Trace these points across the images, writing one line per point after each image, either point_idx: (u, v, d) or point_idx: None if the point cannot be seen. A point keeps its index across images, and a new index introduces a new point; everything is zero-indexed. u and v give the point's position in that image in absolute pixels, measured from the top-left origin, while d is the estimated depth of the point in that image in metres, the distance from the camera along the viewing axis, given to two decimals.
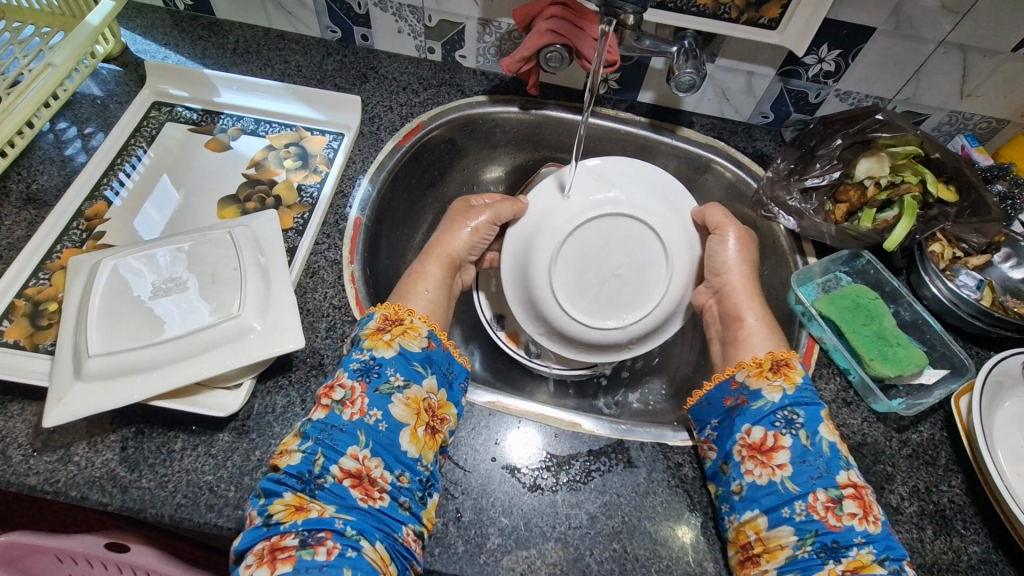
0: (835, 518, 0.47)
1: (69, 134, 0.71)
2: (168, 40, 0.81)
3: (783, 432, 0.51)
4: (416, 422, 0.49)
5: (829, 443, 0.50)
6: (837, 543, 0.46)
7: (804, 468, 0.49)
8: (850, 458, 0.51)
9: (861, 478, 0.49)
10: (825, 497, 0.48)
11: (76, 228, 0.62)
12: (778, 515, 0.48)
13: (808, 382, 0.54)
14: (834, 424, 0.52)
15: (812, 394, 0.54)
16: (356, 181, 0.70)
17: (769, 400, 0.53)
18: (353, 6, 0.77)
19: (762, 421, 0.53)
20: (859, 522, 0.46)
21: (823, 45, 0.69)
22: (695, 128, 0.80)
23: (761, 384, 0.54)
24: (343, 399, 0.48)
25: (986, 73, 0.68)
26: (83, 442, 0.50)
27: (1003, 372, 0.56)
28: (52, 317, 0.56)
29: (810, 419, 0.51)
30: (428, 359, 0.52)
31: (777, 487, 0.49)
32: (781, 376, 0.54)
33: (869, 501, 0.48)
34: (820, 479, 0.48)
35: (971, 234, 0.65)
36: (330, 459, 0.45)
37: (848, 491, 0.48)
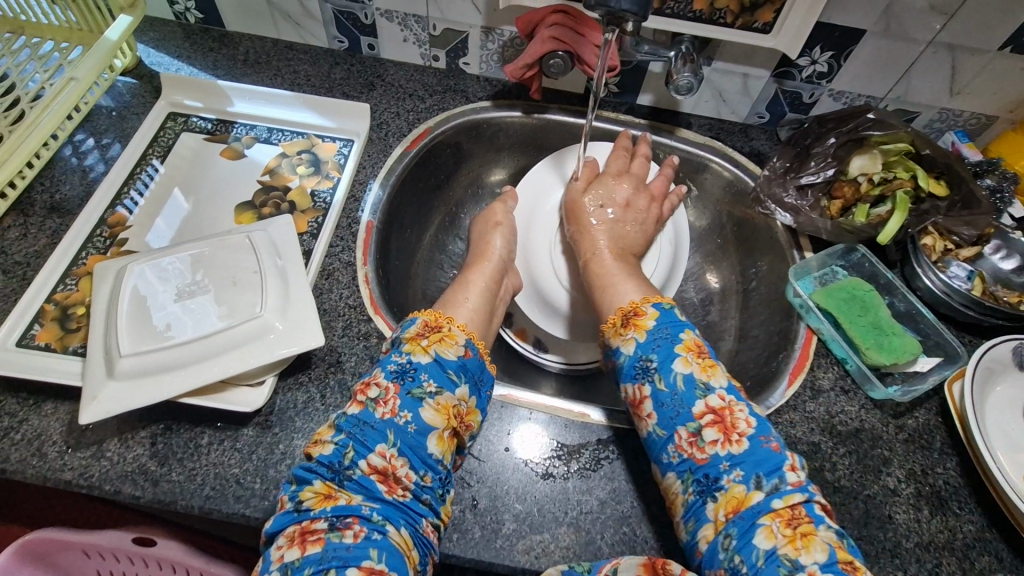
0: (699, 450, 0.48)
1: (88, 145, 0.73)
2: (180, 53, 0.83)
3: (643, 382, 0.53)
4: (444, 426, 0.50)
5: (683, 378, 0.51)
6: (708, 477, 0.47)
7: (664, 412, 0.51)
8: (714, 378, 0.51)
9: (726, 397, 0.50)
10: (687, 433, 0.49)
11: (100, 235, 0.65)
12: (663, 464, 0.50)
13: (661, 325, 0.55)
14: (693, 353, 0.53)
15: (668, 331, 0.54)
16: (367, 186, 0.72)
17: (627, 354, 0.55)
18: (360, 16, 0.80)
19: (627, 375, 0.54)
20: (723, 447, 0.48)
21: (816, 47, 0.71)
22: (693, 129, 0.83)
23: (618, 342, 0.57)
24: (377, 398, 0.49)
25: (974, 71, 0.70)
26: (115, 438, 0.52)
27: (994, 358, 0.59)
28: (81, 320, 0.58)
29: (662, 360, 0.52)
30: (462, 368, 0.53)
31: (654, 436, 0.51)
32: (631, 328, 0.56)
33: (732, 422, 0.49)
34: (678, 417, 0.50)
35: (962, 227, 0.67)
36: (360, 454, 0.47)
37: (706, 420, 0.49)
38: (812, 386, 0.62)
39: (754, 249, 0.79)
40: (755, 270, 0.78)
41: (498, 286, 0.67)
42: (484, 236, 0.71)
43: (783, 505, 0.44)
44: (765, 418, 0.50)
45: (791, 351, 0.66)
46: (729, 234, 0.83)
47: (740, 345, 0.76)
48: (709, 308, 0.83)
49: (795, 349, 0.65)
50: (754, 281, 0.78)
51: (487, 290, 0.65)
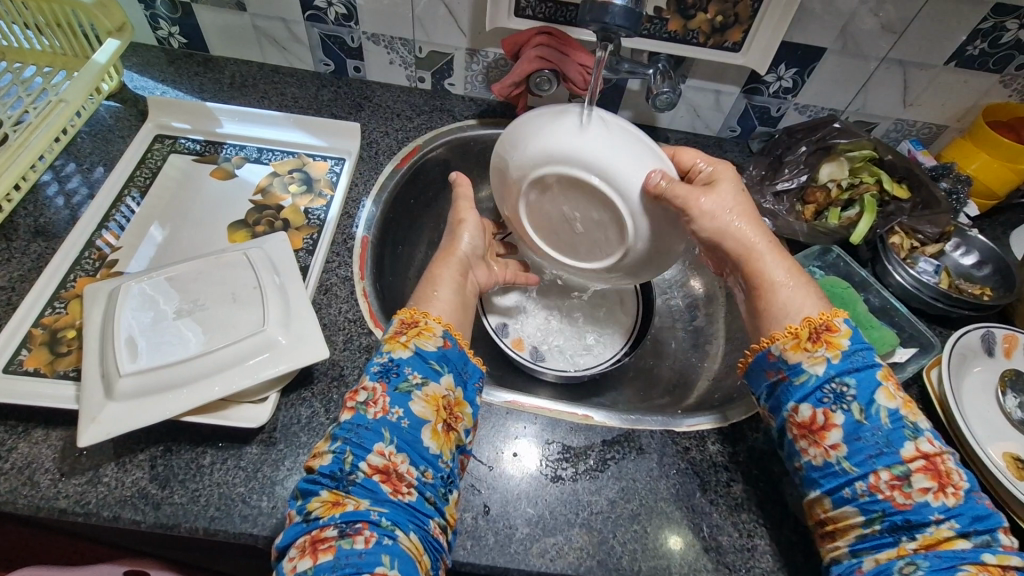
0: (904, 495, 0.46)
1: (69, 170, 0.72)
2: (164, 77, 0.84)
3: (832, 409, 0.50)
4: (436, 419, 0.50)
5: (889, 413, 0.48)
6: (909, 521, 0.45)
7: (859, 446, 0.48)
8: (920, 420, 0.49)
9: (935, 444, 0.48)
10: (889, 475, 0.47)
11: (88, 258, 0.64)
12: (839, 497, 0.48)
13: (857, 345, 0.51)
14: (892, 386, 0.50)
15: (863, 356, 0.51)
16: (360, 203, 0.73)
17: (812, 373, 0.51)
18: (347, 40, 0.82)
19: (808, 398, 0.51)
20: (933, 498, 0.45)
21: (782, 64, 0.77)
22: (671, 143, 0.87)
23: (799, 356, 0.52)
24: (366, 399, 0.49)
25: (924, 84, 0.77)
26: (112, 462, 0.51)
27: (966, 346, 0.62)
28: (71, 344, 0.56)
29: (862, 390, 0.49)
30: (443, 358, 0.54)
31: (835, 467, 0.49)
32: (822, 345, 0.51)
33: (945, 471, 0.46)
34: (880, 457, 0.47)
35: (925, 225, 0.72)
36: (359, 456, 0.46)
37: (918, 463, 0.46)
38: None
39: None
40: None
41: (465, 279, 0.64)
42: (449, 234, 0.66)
43: (995, 561, 0.43)
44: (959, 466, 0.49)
45: None
46: None
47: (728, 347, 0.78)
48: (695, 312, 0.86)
49: None
50: None
51: (456, 279, 0.62)
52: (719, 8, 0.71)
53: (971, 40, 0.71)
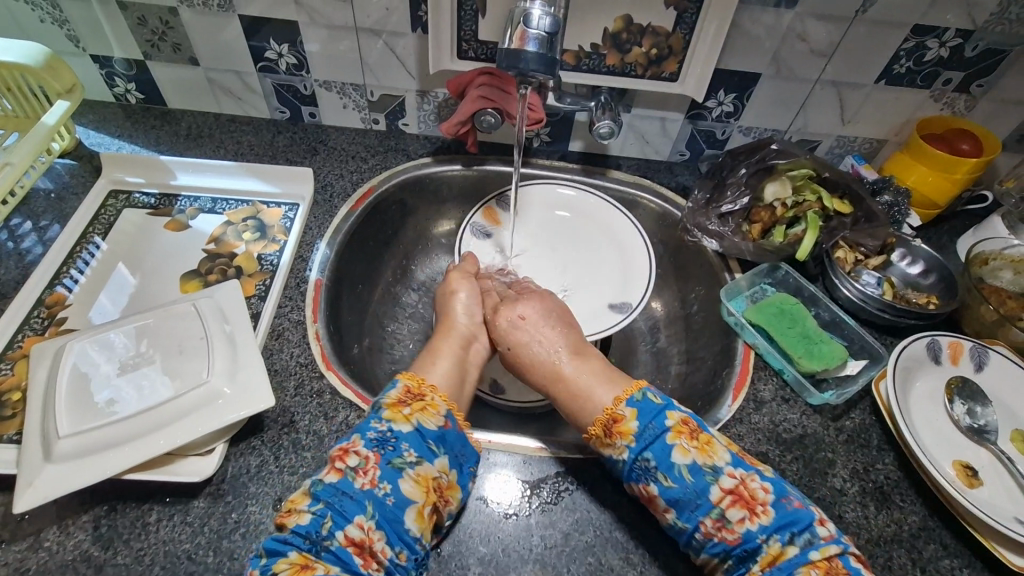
0: (730, 532, 0.47)
1: (24, 229, 0.73)
2: (121, 132, 0.85)
3: (647, 482, 0.50)
4: (425, 501, 0.48)
5: (687, 470, 0.49)
6: (746, 552, 0.47)
7: (682, 507, 0.49)
8: (718, 457, 0.50)
9: (736, 472, 0.49)
10: (711, 519, 0.48)
11: (37, 317, 0.64)
12: (696, 548, 0.49)
13: (647, 420, 0.52)
14: (687, 438, 0.50)
15: (654, 427, 0.51)
16: (314, 246, 0.74)
17: (622, 461, 0.52)
18: (300, 88, 0.84)
19: (630, 479, 0.52)
20: (751, 522, 0.47)
21: (720, 90, 0.79)
22: (623, 170, 0.89)
23: (609, 451, 0.53)
24: (357, 467, 0.48)
25: (859, 102, 0.80)
26: (54, 526, 0.50)
27: (911, 356, 0.63)
28: (16, 406, 0.56)
29: (660, 458, 0.50)
30: (443, 439, 0.52)
31: (677, 528, 0.50)
32: (617, 436, 0.52)
33: (750, 495, 0.48)
34: (698, 509, 0.48)
35: (866, 239, 0.75)
36: (337, 524, 0.45)
37: (727, 501, 0.47)
38: (755, 399, 0.65)
39: (691, 275, 0.83)
40: (694, 295, 0.83)
41: None
42: (450, 301, 0.69)
43: (819, 556, 0.45)
44: (777, 477, 0.50)
45: (733, 366, 0.69)
46: (666, 263, 0.88)
47: (688, 368, 0.79)
48: (657, 334, 0.86)
49: (735, 365, 0.69)
50: (694, 305, 0.82)
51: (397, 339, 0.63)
52: (653, 41, 0.73)
53: (896, 59, 0.74)
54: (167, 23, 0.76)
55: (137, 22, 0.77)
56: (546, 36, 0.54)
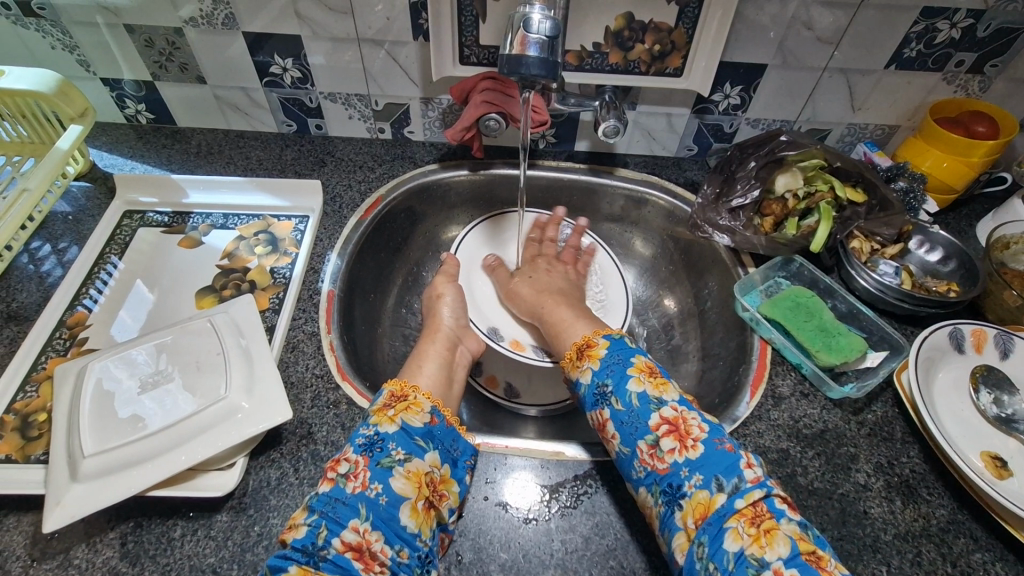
0: (661, 460, 0.50)
1: (44, 252, 0.74)
2: (134, 152, 0.87)
3: (602, 407, 0.55)
4: (417, 496, 0.49)
5: (637, 396, 0.53)
6: (674, 484, 0.49)
7: (625, 429, 0.53)
8: (668, 394, 0.54)
9: (679, 408, 0.52)
10: (647, 446, 0.51)
11: (59, 338, 0.65)
12: (634, 480, 0.52)
13: (613, 351, 0.59)
14: (647, 373, 0.55)
15: (619, 358, 0.58)
16: (326, 257, 0.75)
17: (585, 384, 0.58)
18: (306, 101, 0.85)
19: (590, 404, 0.57)
20: (681, 454, 0.50)
21: (726, 83, 0.78)
22: (630, 167, 0.88)
23: (576, 375, 0.60)
24: (348, 473, 0.49)
25: (869, 89, 0.78)
26: (82, 543, 0.51)
27: (933, 345, 0.62)
28: (42, 427, 0.57)
29: (617, 383, 0.55)
30: (429, 434, 0.53)
31: (620, 455, 0.53)
32: (587, 360, 0.59)
33: (686, 429, 0.51)
34: (637, 432, 0.52)
35: (882, 228, 0.73)
36: (333, 532, 0.45)
37: (663, 429, 0.51)
38: (773, 395, 0.64)
39: (703, 271, 0.83)
40: (707, 291, 0.82)
41: (453, 353, 0.66)
42: (434, 309, 0.71)
43: (744, 503, 0.45)
44: (719, 425, 0.53)
45: (749, 363, 0.68)
46: (677, 260, 0.87)
47: (704, 364, 0.78)
48: (671, 332, 0.86)
49: (752, 361, 0.68)
50: (708, 301, 0.81)
51: (443, 357, 0.64)
52: (655, 37, 0.73)
53: (906, 43, 0.72)
54: (174, 43, 0.77)
55: (144, 44, 0.78)
56: (547, 40, 0.54)
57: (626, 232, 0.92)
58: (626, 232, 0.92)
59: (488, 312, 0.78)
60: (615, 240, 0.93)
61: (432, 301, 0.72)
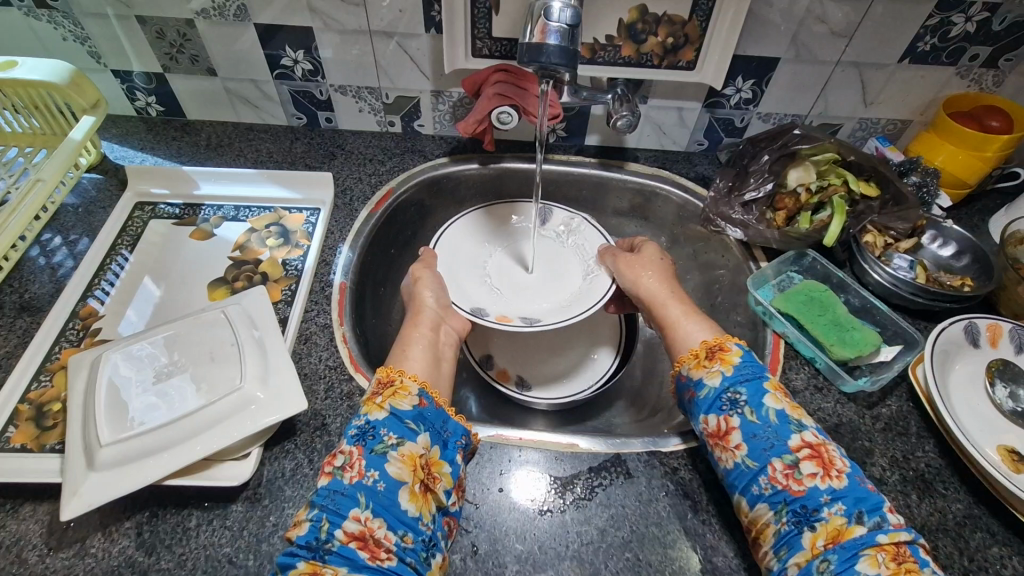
0: (797, 482, 0.46)
1: (55, 243, 0.74)
2: (144, 145, 0.86)
3: (731, 414, 0.51)
4: (413, 479, 0.49)
5: (776, 412, 0.50)
6: (807, 508, 0.45)
7: (756, 443, 0.49)
8: (806, 419, 0.51)
9: (819, 436, 0.49)
10: (782, 465, 0.47)
11: (72, 329, 0.65)
12: (752, 494, 0.48)
13: (748, 361, 0.55)
14: (781, 392, 0.52)
15: (751, 369, 0.54)
16: (337, 250, 0.75)
17: (711, 386, 0.54)
18: (316, 93, 0.85)
19: (711, 408, 0.53)
20: (822, 481, 0.46)
21: (738, 76, 0.78)
22: (641, 162, 0.88)
23: (700, 373, 0.55)
24: (343, 464, 0.49)
25: (882, 84, 0.78)
26: (99, 533, 0.51)
27: (948, 340, 0.62)
28: (57, 417, 0.57)
29: (751, 394, 0.51)
30: (420, 417, 0.53)
31: (741, 467, 0.49)
32: (717, 362, 0.55)
33: (829, 458, 0.47)
34: (773, 448, 0.48)
35: (896, 222, 0.73)
36: (335, 523, 0.45)
37: (803, 453, 0.47)
38: (787, 389, 0.64)
39: (714, 265, 0.82)
40: (718, 286, 0.82)
41: (438, 333, 0.65)
42: (415, 291, 0.70)
43: (888, 540, 0.42)
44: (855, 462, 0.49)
45: (763, 357, 0.68)
46: (688, 255, 0.87)
47: None
48: None
49: (765, 356, 0.68)
50: (719, 295, 0.81)
51: (427, 340, 0.63)
52: (668, 30, 0.73)
53: (920, 37, 0.72)
54: (186, 35, 0.77)
55: (156, 36, 0.78)
56: (567, 28, 0.54)
57: (636, 227, 0.92)
58: (636, 227, 0.92)
59: (472, 294, 0.75)
60: (624, 235, 0.93)
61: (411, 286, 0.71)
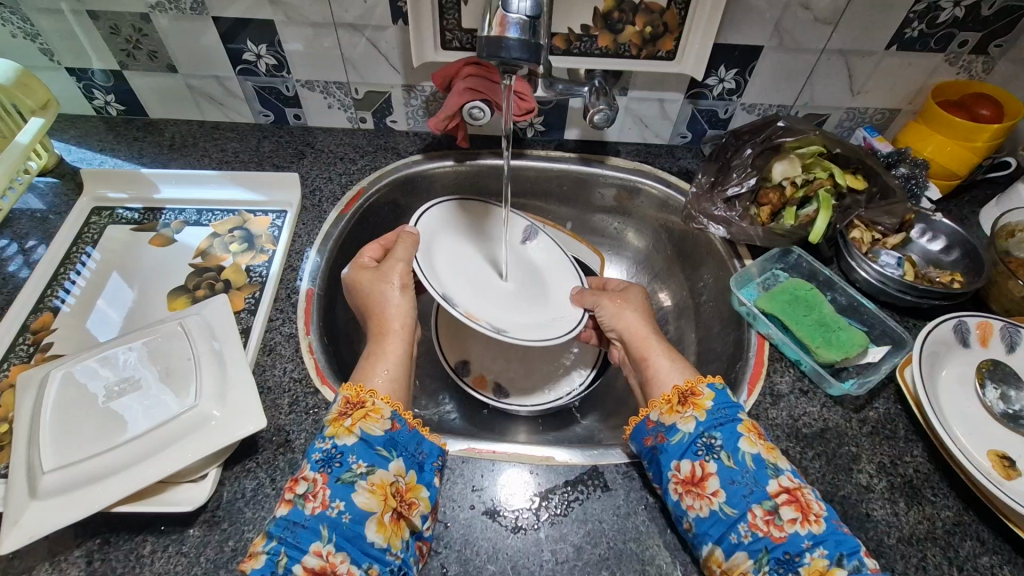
0: (778, 528, 0.45)
1: (9, 251, 0.71)
2: (103, 146, 0.83)
3: (707, 459, 0.50)
4: (383, 509, 0.47)
5: (752, 457, 0.49)
6: (789, 554, 0.44)
7: (735, 489, 0.48)
8: (781, 461, 0.50)
9: (795, 479, 0.49)
10: (763, 510, 0.47)
11: (22, 343, 0.62)
12: (728, 543, 0.47)
13: (722, 403, 0.53)
14: (755, 432, 0.51)
15: (726, 412, 0.52)
16: (304, 254, 0.71)
17: (686, 431, 0.52)
18: (282, 89, 0.81)
19: (685, 454, 0.51)
20: (801, 526, 0.45)
21: (721, 66, 0.75)
22: (622, 156, 0.85)
23: (674, 418, 0.53)
24: (306, 493, 0.46)
25: (869, 72, 0.75)
26: (46, 562, 0.48)
27: (938, 339, 0.59)
28: (4, 438, 0.54)
29: (727, 439, 0.50)
30: (392, 442, 0.51)
31: (718, 515, 0.47)
32: (690, 406, 0.53)
33: (806, 501, 0.47)
34: (752, 495, 0.47)
35: (883, 217, 0.71)
36: (294, 558, 0.43)
37: (782, 498, 0.47)
38: (771, 392, 0.62)
39: (698, 263, 0.80)
40: (702, 284, 0.79)
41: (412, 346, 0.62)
42: (377, 289, 0.63)
43: None
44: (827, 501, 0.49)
45: (746, 360, 0.65)
46: (672, 252, 0.84)
47: (700, 360, 0.76)
48: (666, 326, 0.83)
49: (750, 358, 0.65)
50: (703, 294, 0.79)
51: (401, 351, 0.60)
52: (646, 19, 0.69)
53: (908, 23, 0.69)
54: (141, 30, 0.73)
55: (109, 31, 0.74)
56: (528, 20, 0.51)
57: (619, 224, 0.89)
58: (619, 224, 0.89)
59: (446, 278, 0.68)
60: (607, 232, 0.90)
61: (374, 278, 0.63)
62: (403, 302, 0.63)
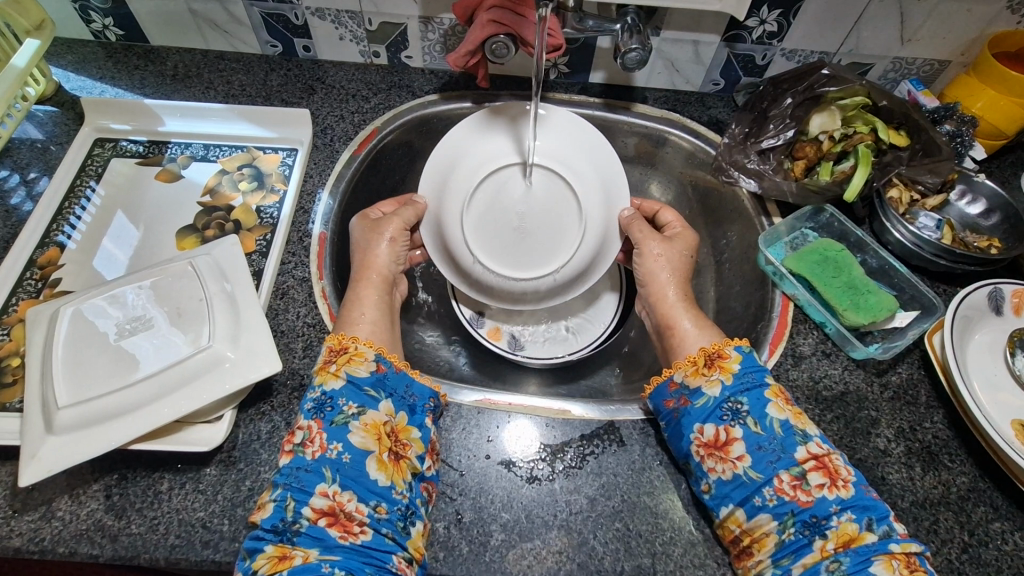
0: (805, 493, 0.46)
1: (12, 182, 0.68)
2: (103, 74, 0.78)
3: (732, 424, 0.49)
4: (380, 448, 0.47)
5: (780, 423, 0.49)
6: (816, 518, 0.45)
7: (761, 455, 0.48)
8: (808, 427, 0.49)
9: (825, 445, 0.48)
10: (790, 476, 0.46)
11: (29, 278, 0.60)
12: (751, 505, 0.47)
13: (749, 367, 0.52)
14: (783, 399, 0.51)
15: (753, 376, 0.52)
16: (316, 196, 0.69)
17: (710, 395, 0.51)
18: (291, 17, 0.76)
19: (709, 417, 0.50)
20: (830, 491, 0.45)
21: (764, 6, 0.69)
22: (649, 103, 0.80)
23: (699, 381, 0.52)
24: (303, 440, 0.46)
25: (923, 17, 0.69)
26: (65, 495, 0.48)
27: (970, 307, 0.58)
28: (17, 372, 0.54)
29: (754, 404, 0.50)
30: (380, 383, 0.51)
31: (743, 478, 0.47)
32: (716, 369, 0.53)
33: (835, 467, 0.47)
34: (779, 461, 0.47)
35: (925, 175, 0.67)
36: (301, 501, 0.43)
37: (811, 464, 0.47)
38: (793, 354, 0.61)
39: (723, 220, 0.77)
40: (725, 241, 0.77)
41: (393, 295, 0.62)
42: (368, 238, 0.62)
43: (900, 550, 0.43)
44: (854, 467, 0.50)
45: (770, 320, 0.64)
46: (696, 206, 0.81)
47: (719, 318, 0.74)
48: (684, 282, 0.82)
49: (773, 318, 0.64)
50: (726, 252, 0.77)
51: (384, 301, 0.59)
52: None
53: None
54: None
55: None
56: None
57: (641, 175, 0.86)
58: (641, 175, 0.86)
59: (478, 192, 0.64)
60: (627, 183, 0.87)
61: (369, 226, 0.63)
62: (388, 253, 0.62)
